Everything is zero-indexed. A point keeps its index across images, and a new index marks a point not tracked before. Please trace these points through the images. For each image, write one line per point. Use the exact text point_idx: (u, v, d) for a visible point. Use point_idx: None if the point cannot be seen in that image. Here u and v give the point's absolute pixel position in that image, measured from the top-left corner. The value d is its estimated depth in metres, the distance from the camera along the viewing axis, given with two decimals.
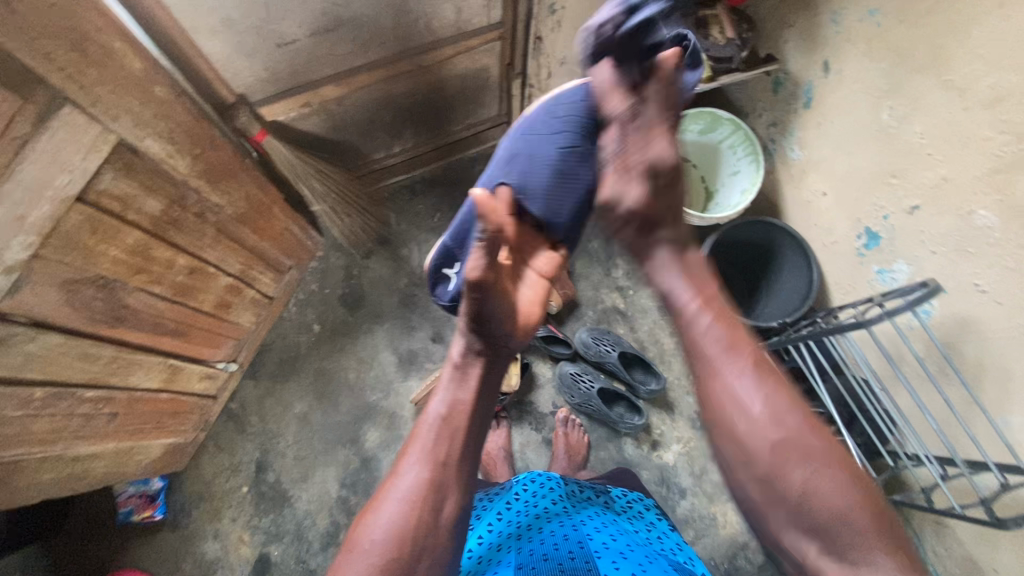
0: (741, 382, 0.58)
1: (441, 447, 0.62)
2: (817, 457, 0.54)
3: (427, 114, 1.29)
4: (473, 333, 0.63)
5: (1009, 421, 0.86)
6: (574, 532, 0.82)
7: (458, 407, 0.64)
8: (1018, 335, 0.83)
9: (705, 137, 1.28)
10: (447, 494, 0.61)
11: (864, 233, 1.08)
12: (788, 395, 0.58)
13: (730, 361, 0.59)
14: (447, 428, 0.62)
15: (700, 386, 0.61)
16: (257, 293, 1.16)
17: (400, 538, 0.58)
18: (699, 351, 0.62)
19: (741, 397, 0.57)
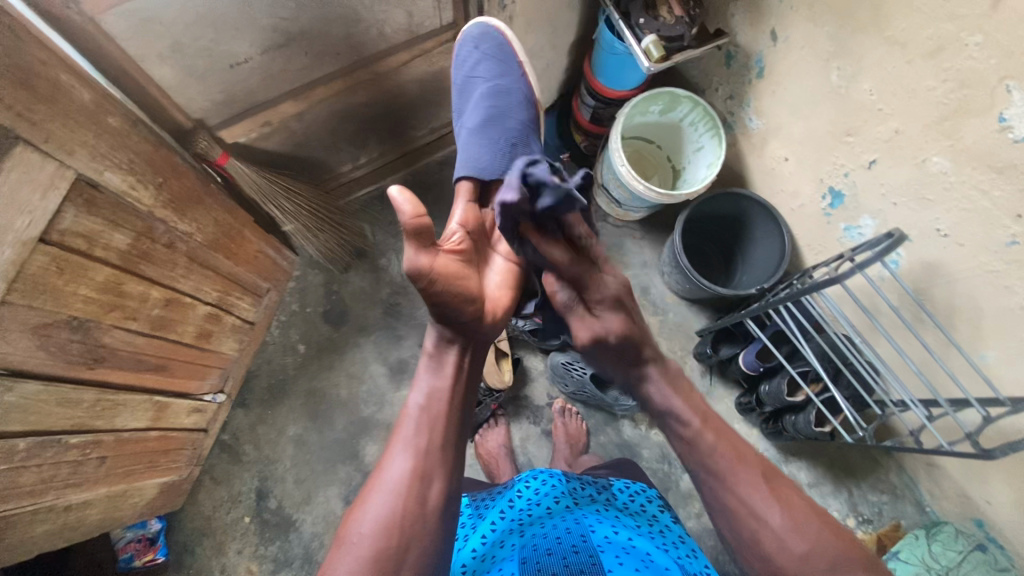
0: (764, 516, 0.69)
1: (422, 435, 0.67)
2: (826, 547, 0.67)
3: (391, 121, 1.29)
4: (439, 323, 0.68)
5: (985, 356, 0.94)
6: (577, 525, 0.82)
7: (435, 395, 0.69)
8: (983, 272, 0.89)
9: (665, 117, 1.30)
10: (432, 478, 0.66)
11: (828, 192, 1.11)
12: (797, 501, 0.71)
13: (742, 470, 0.72)
14: (427, 418, 0.68)
15: (717, 500, 0.72)
16: (237, 319, 1.15)
17: (388, 528, 0.62)
18: (710, 461, 0.73)
19: (761, 513, 0.69)
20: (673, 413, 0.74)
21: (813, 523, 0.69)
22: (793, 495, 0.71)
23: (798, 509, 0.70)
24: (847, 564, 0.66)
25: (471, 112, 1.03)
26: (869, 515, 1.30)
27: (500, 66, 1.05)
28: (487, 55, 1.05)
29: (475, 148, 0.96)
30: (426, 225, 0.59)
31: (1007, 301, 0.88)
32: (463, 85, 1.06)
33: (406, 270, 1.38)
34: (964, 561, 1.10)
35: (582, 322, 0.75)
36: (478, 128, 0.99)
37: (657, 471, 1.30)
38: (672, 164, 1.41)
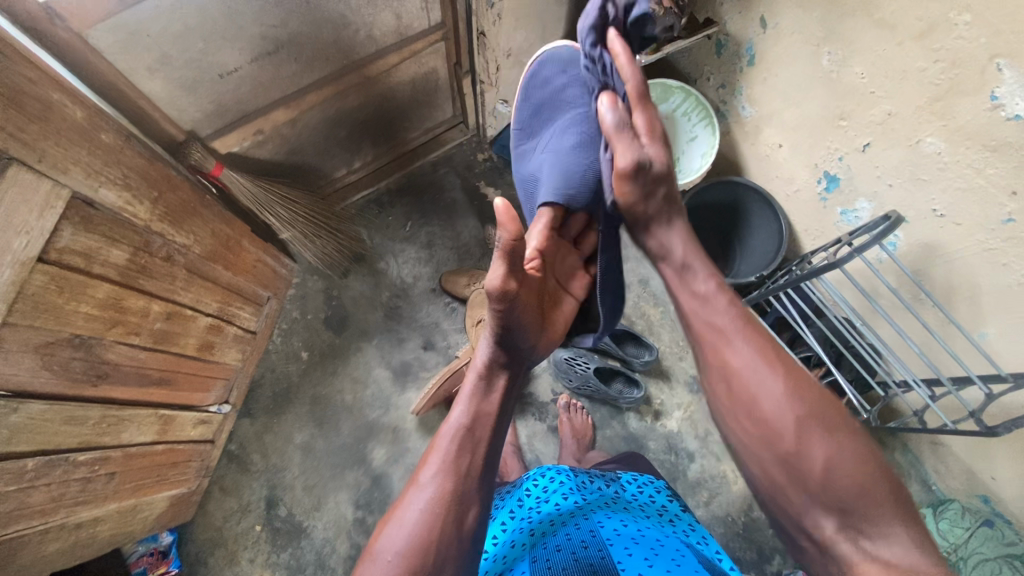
0: (759, 382, 0.65)
1: (463, 456, 0.66)
2: (828, 421, 0.62)
3: (383, 123, 1.29)
4: (498, 344, 0.69)
5: (984, 334, 0.95)
6: (585, 522, 0.82)
7: (481, 419, 0.68)
8: (978, 251, 0.90)
9: (658, 108, 1.32)
10: (470, 503, 0.65)
11: (824, 177, 1.11)
12: (802, 376, 0.65)
13: (745, 341, 0.67)
14: (469, 440, 0.67)
15: (717, 360, 0.68)
16: (239, 330, 1.15)
17: (421, 546, 0.60)
18: (713, 331, 0.69)
19: (760, 379, 0.65)
20: (691, 266, 0.72)
21: (815, 394, 0.63)
22: (799, 371, 0.66)
23: (806, 383, 0.65)
24: (847, 441, 0.61)
25: (559, 135, 0.90)
26: None
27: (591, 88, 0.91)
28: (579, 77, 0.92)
29: (557, 168, 0.83)
30: (516, 246, 0.60)
31: (1003, 279, 0.89)
32: (549, 110, 0.96)
33: (405, 272, 1.38)
34: (972, 537, 1.14)
35: (627, 145, 0.69)
36: (564, 150, 0.86)
37: (665, 461, 1.30)
38: None
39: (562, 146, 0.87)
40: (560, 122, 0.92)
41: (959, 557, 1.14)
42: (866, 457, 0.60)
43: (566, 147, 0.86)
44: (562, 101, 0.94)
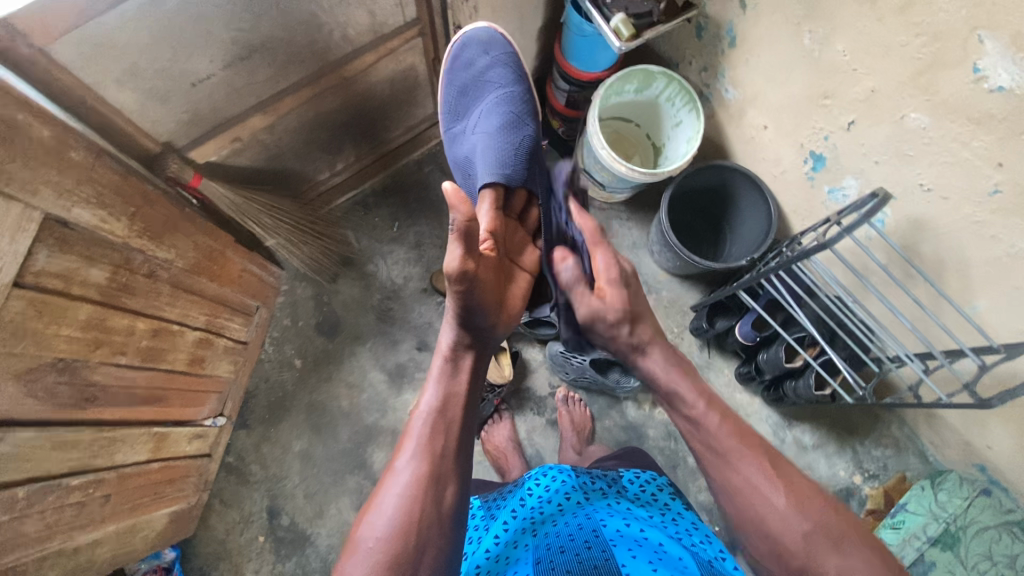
0: (766, 499, 0.67)
1: (437, 439, 0.68)
2: (833, 532, 0.65)
3: (363, 123, 1.27)
4: (459, 327, 0.69)
5: (975, 306, 0.97)
6: (588, 520, 0.82)
7: (453, 401, 0.70)
8: (967, 225, 0.91)
9: (642, 94, 1.29)
10: (446, 483, 0.67)
11: (810, 156, 1.10)
12: (800, 483, 0.69)
13: (745, 458, 0.70)
14: (442, 422, 0.68)
15: (722, 480, 0.71)
16: (229, 341, 1.13)
17: (404, 531, 0.63)
18: (712, 445, 0.71)
19: (764, 495, 0.67)
20: (678, 394, 0.73)
21: (817, 501, 0.67)
22: (797, 480, 0.69)
23: (805, 493, 0.68)
24: (855, 549, 0.64)
25: (486, 114, 1.01)
26: (875, 470, 1.32)
27: (510, 70, 1.04)
28: (499, 59, 1.04)
29: (490, 145, 0.93)
30: (472, 226, 0.61)
31: (993, 251, 0.90)
32: (472, 90, 1.06)
33: (395, 273, 1.37)
34: (971, 506, 1.13)
35: (583, 297, 0.76)
36: (494, 129, 0.97)
37: (665, 449, 1.31)
38: (652, 142, 1.40)
39: (490, 130, 0.97)
40: (486, 103, 1.02)
41: (958, 526, 1.13)
42: (876, 560, 0.63)
43: (494, 129, 0.96)
44: (485, 83, 1.04)
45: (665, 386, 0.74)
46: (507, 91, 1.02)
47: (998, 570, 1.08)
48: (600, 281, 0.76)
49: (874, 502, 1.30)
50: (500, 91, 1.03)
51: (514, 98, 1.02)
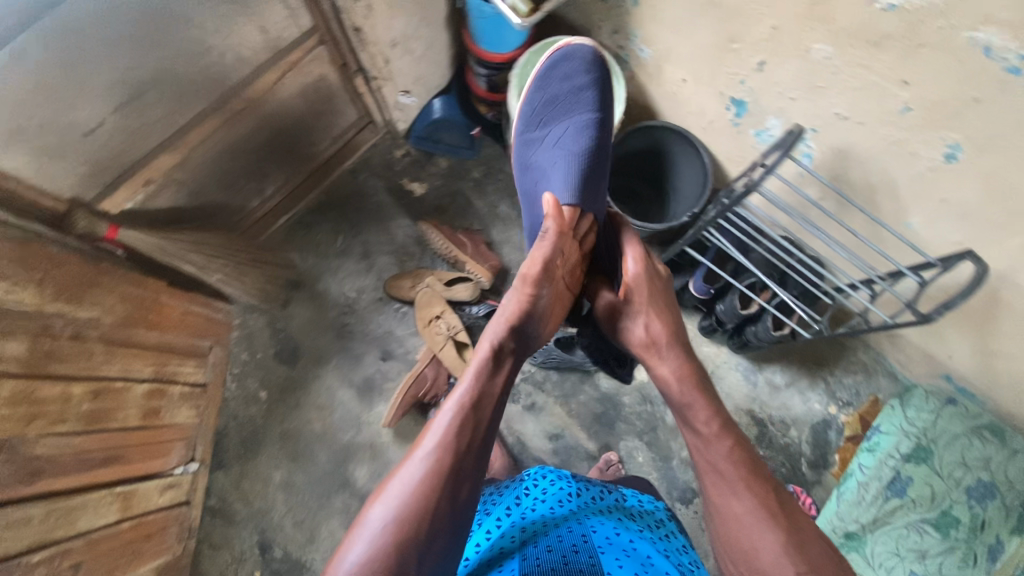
0: (759, 539, 0.64)
1: (463, 434, 0.65)
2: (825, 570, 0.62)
3: (284, 142, 1.24)
4: (512, 323, 0.72)
5: (910, 224, 0.98)
6: (578, 525, 0.83)
7: (486, 397, 0.68)
8: (886, 145, 0.91)
9: None
10: (464, 481, 0.63)
11: (731, 103, 1.09)
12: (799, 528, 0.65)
13: (748, 490, 0.67)
14: (473, 417, 0.66)
15: (717, 502, 0.69)
16: (184, 386, 1.11)
17: (412, 519, 0.59)
18: (717, 473, 0.69)
19: (756, 531, 0.64)
20: (692, 406, 0.73)
21: (817, 549, 0.64)
22: (800, 522, 0.66)
23: (806, 538, 0.64)
24: None
25: (566, 132, 0.97)
26: (848, 398, 1.35)
27: (603, 97, 0.99)
28: (595, 82, 0.99)
29: (567, 168, 0.90)
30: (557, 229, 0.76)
31: (914, 168, 0.91)
32: (563, 101, 1.00)
33: (347, 288, 1.35)
34: (939, 418, 1.14)
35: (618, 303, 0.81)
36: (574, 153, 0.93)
37: (642, 413, 1.33)
38: None
39: (569, 152, 0.93)
40: (570, 119, 0.98)
41: (929, 439, 1.13)
42: None
43: (575, 154, 0.92)
44: (573, 99, 1.00)
45: (679, 396, 0.75)
46: (595, 114, 0.97)
47: (973, 474, 1.09)
48: (637, 291, 0.80)
49: (852, 429, 1.33)
50: (586, 112, 0.98)
51: (601, 124, 0.97)
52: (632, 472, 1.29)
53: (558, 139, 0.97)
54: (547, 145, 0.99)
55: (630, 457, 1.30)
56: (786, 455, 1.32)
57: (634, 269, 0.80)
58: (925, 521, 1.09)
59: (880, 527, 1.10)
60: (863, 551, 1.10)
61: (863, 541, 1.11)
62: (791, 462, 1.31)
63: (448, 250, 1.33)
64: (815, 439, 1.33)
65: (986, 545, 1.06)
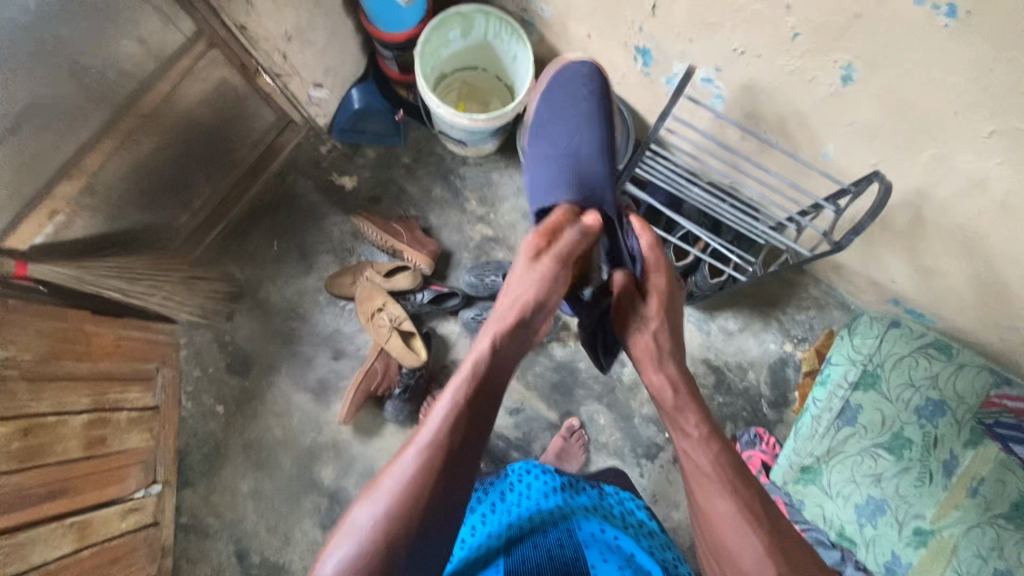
0: (741, 541, 0.66)
1: (455, 435, 0.66)
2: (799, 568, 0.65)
3: (198, 153, 1.22)
4: (515, 317, 0.73)
5: (827, 153, 0.96)
6: (563, 520, 0.86)
7: (479, 399, 0.69)
8: (786, 75, 0.89)
9: (470, 39, 1.26)
10: (453, 483, 0.65)
11: (637, 53, 1.07)
12: (779, 532, 0.67)
13: (731, 492, 0.69)
14: (465, 418, 0.67)
15: (699, 498, 0.71)
16: (132, 411, 1.12)
17: (396, 520, 0.60)
18: (702, 474, 0.71)
19: (739, 531, 0.66)
20: (684, 411, 0.74)
21: (792, 546, 0.67)
22: (780, 523, 0.68)
23: (783, 537, 0.67)
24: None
25: (575, 142, 0.99)
26: (803, 334, 1.35)
27: (603, 110, 1.02)
28: (600, 88, 1.02)
29: (578, 171, 0.94)
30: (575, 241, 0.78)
31: (817, 95, 0.88)
32: (562, 108, 1.02)
33: (290, 292, 1.34)
34: (884, 343, 1.13)
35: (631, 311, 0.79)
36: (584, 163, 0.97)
37: (599, 376, 1.33)
38: (504, 81, 1.36)
39: (569, 162, 0.95)
40: (575, 119, 0.99)
41: (876, 364, 1.13)
42: None
43: (575, 165, 0.95)
44: (578, 103, 1.02)
45: (672, 400, 0.75)
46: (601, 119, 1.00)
47: (922, 394, 1.10)
48: (651, 298, 0.80)
49: (809, 364, 1.33)
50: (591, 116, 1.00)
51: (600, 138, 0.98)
52: (595, 435, 1.30)
53: (566, 147, 0.99)
54: (548, 148, 0.99)
55: (592, 421, 1.31)
56: (747, 399, 1.32)
57: (654, 278, 0.81)
58: (878, 445, 1.10)
59: (836, 457, 1.11)
60: (821, 482, 1.11)
61: (820, 473, 1.11)
62: (751, 405, 1.32)
63: (384, 241, 1.32)
64: (773, 379, 1.34)
65: (940, 461, 1.08)
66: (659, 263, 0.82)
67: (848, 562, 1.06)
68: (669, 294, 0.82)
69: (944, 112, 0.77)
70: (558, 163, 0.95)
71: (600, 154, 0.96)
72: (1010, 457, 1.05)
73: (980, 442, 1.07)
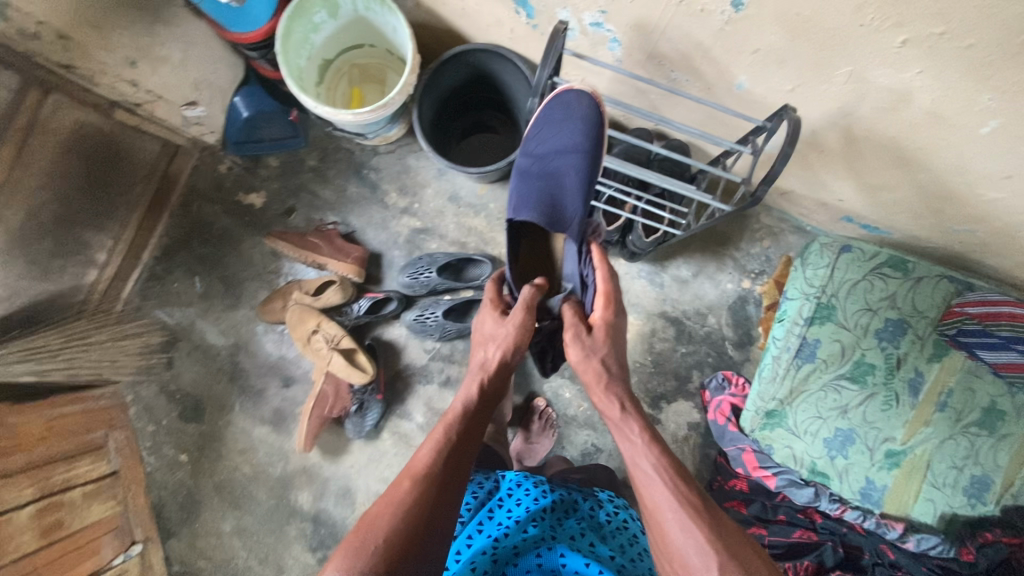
0: (684, 539, 0.65)
1: (449, 460, 0.70)
2: (739, 554, 0.63)
3: (85, 207, 1.11)
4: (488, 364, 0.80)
5: (742, 83, 0.85)
6: (549, 554, 0.79)
7: (470, 430, 0.74)
8: (676, 7, 0.77)
9: (341, 18, 1.12)
10: (447, 502, 0.67)
11: (517, 6, 0.94)
12: (718, 522, 0.66)
13: (673, 490, 0.69)
14: (458, 446, 0.72)
15: (642, 502, 0.72)
16: (87, 486, 1.09)
17: (398, 535, 0.61)
18: (644, 480, 0.71)
19: (681, 527, 0.66)
20: (627, 420, 0.76)
21: (731, 533, 0.66)
22: (714, 512, 0.68)
23: (722, 525, 0.66)
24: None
25: (550, 174, 0.87)
26: (759, 268, 1.29)
27: (587, 152, 0.85)
28: (594, 125, 0.85)
29: (549, 205, 0.85)
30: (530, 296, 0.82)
31: (712, 26, 0.77)
32: (544, 139, 0.87)
33: (224, 327, 1.29)
34: (836, 271, 1.07)
35: (577, 340, 0.79)
36: (556, 198, 0.86)
37: None
38: (395, 54, 1.23)
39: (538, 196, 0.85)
40: (553, 156, 0.87)
41: (830, 295, 1.07)
42: None
43: (544, 201, 0.85)
44: (561, 133, 0.86)
45: (617, 413, 0.77)
46: (584, 158, 0.86)
47: (881, 316, 1.05)
48: (597, 329, 0.80)
49: (770, 297, 1.28)
50: (572, 153, 0.86)
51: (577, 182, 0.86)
52: (563, 410, 1.28)
53: (536, 175, 0.87)
54: (523, 178, 0.88)
55: (558, 397, 1.28)
56: (710, 345, 1.28)
57: (602, 312, 0.81)
58: (841, 377, 1.06)
59: (799, 396, 1.08)
60: (787, 424, 1.09)
61: (785, 415, 1.09)
62: (715, 350, 1.28)
63: (304, 257, 1.24)
64: (735, 319, 1.29)
65: (905, 381, 1.04)
66: (611, 294, 0.82)
67: (822, 496, 1.06)
68: (615, 326, 0.82)
69: (848, 26, 0.67)
70: (528, 196, 0.85)
71: (574, 200, 0.85)
72: (976, 363, 1.02)
73: (945, 353, 1.04)
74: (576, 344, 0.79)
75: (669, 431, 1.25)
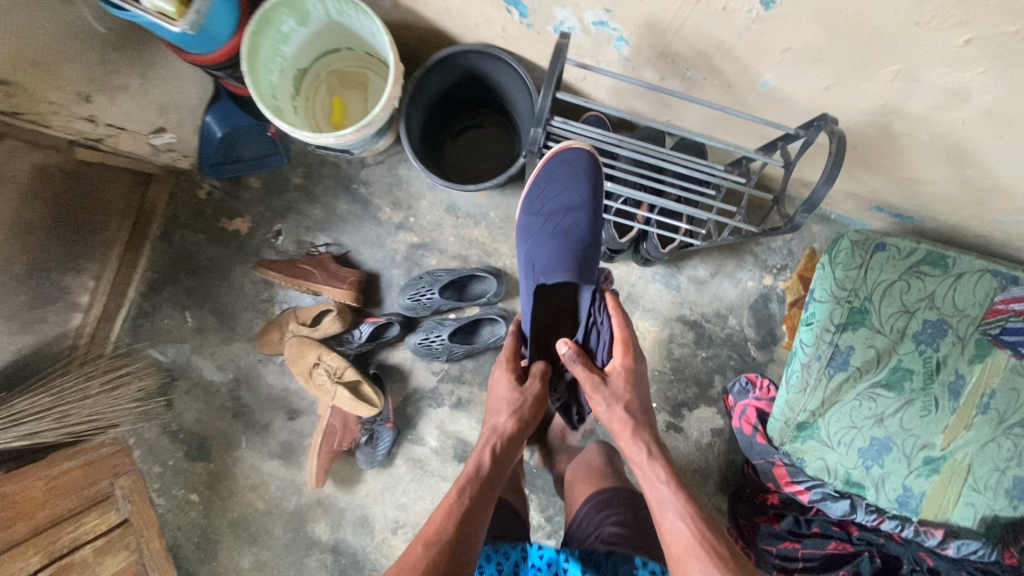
0: None
1: (463, 527, 0.63)
2: None
3: (56, 251, 1.04)
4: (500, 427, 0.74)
5: (768, 81, 0.75)
6: None
7: (485, 494, 0.68)
8: (693, 4, 0.67)
9: (312, 24, 1.00)
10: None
11: (508, 5, 0.83)
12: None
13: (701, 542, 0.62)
14: (472, 511, 0.65)
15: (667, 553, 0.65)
16: (96, 542, 1.04)
17: None
18: (670, 531, 0.65)
19: None
20: (651, 465, 0.69)
21: None
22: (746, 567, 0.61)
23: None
24: None
25: (564, 231, 0.83)
26: (781, 263, 1.21)
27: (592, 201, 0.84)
28: (592, 174, 0.84)
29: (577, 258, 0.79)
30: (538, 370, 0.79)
31: (735, 23, 0.67)
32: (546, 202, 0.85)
33: (222, 362, 1.23)
34: (869, 271, 0.99)
35: (602, 390, 0.73)
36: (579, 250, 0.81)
37: None
38: (376, 57, 1.11)
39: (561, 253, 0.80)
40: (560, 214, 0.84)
41: (863, 298, 1.00)
42: None
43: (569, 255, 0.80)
44: (563, 192, 0.84)
45: (643, 458, 0.70)
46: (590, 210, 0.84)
47: (920, 318, 0.98)
48: (616, 376, 0.75)
49: (793, 294, 1.21)
50: (580, 209, 0.84)
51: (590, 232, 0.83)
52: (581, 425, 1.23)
53: (550, 235, 0.83)
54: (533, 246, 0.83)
55: None
56: (733, 348, 1.22)
57: (622, 359, 0.76)
58: (876, 384, 1.00)
59: (832, 406, 1.02)
60: (820, 435, 1.03)
61: (817, 427, 1.03)
62: (737, 353, 1.22)
63: (298, 286, 1.17)
64: (757, 318, 1.22)
65: (945, 384, 0.98)
66: (627, 343, 0.77)
67: (858, 508, 1.01)
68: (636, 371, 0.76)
69: (902, 24, 0.57)
70: (548, 258, 0.80)
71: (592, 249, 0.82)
72: (1021, 363, 0.95)
73: (987, 354, 0.97)
74: (596, 394, 0.73)
75: (692, 439, 1.20)
